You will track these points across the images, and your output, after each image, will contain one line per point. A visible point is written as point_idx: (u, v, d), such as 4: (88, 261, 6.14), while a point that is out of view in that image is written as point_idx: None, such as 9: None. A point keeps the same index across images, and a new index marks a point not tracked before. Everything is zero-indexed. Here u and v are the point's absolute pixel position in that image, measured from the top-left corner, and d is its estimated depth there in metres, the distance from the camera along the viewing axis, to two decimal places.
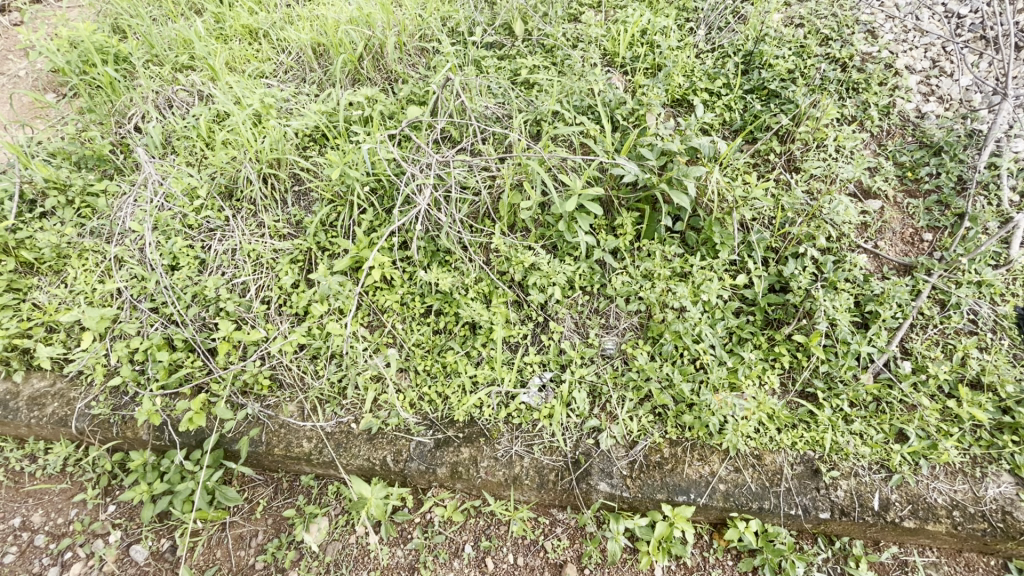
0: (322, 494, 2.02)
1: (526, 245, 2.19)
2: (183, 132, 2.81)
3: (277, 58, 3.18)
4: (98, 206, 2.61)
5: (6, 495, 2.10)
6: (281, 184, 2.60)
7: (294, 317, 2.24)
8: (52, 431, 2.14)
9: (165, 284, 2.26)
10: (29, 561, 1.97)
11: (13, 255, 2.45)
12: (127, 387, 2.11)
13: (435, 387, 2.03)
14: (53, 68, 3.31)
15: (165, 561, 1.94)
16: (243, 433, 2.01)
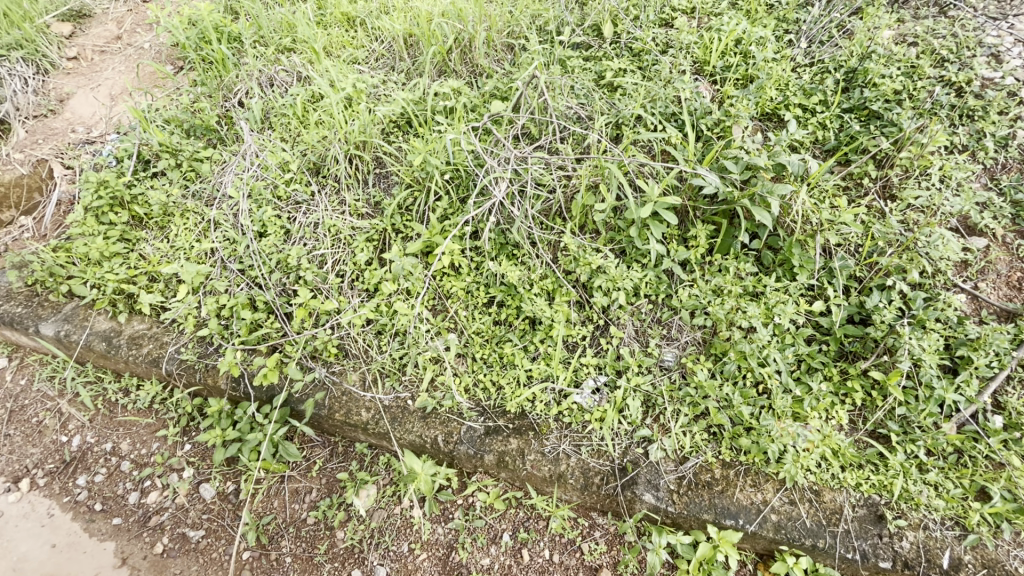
0: (373, 463, 2.11)
1: (595, 247, 2.19)
2: (281, 109, 3.01)
3: (370, 46, 3.34)
4: (201, 171, 2.84)
5: (102, 422, 2.36)
6: (365, 166, 2.74)
7: (364, 292, 2.35)
8: (144, 370, 2.35)
9: (254, 249, 2.43)
10: (115, 484, 2.20)
11: (128, 209, 2.74)
12: (212, 339, 2.29)
13: (490, 375, 2.08)
14: (173, 43, 3.65)
15: (228, 502, 2.10)
16: (308, 395, 2.14)
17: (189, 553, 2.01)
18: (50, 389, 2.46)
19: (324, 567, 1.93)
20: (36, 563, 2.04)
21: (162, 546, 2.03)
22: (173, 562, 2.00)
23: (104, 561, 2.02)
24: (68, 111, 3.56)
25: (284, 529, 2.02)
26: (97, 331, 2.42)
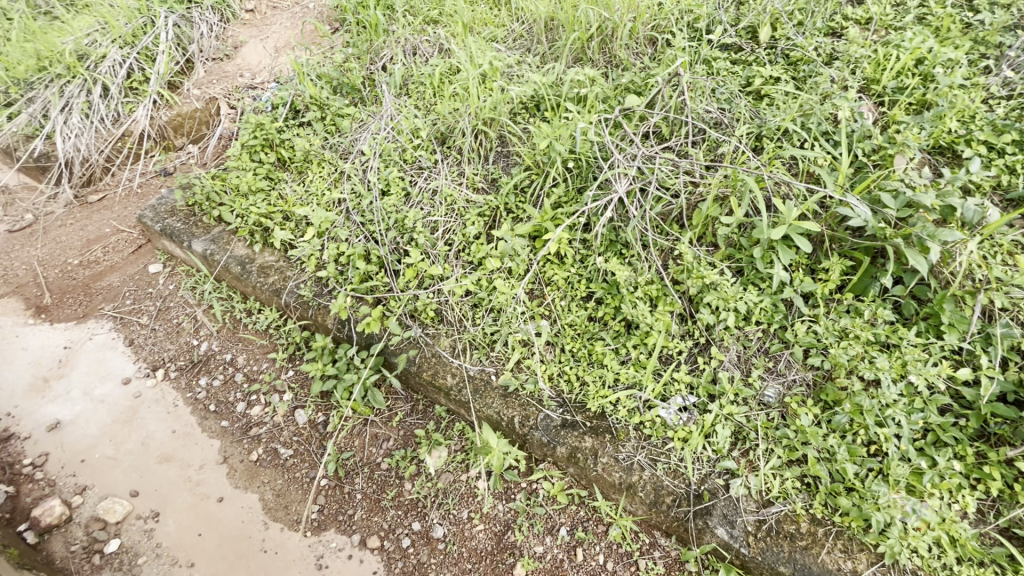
0: (448, 427, 2.20)
1: (710, 261, 2.08)
2: (420, 78, 3.15)
3: (511, 26, 3.38)
4: (341, 127, 3.07)
5: (227, 335, 2.67)
6: (488, 142, 2.80)
7: (467, 263, 2.42)
8: (267, 296, 2.61)
9: (376, 206, 2.59)
10: (228, 391, 2.48)
11: (276, 152, 3.03)
12: (326, 281, 2.49)
13: (577, 369, 2.06)
14: (335, 5, 3.95)
15: (316, 431, 2.29)
16: (402, 350, 2.26)
17: (278, 467, 2.23)
18: (191, 297, 2.82)
19: (389, 512, 2.05)
20: (158, 442, 2.36)
21: (257, 455, 2.27)
22: (263, 472, 2.23)
23: (209, 456, 2.30)
24: (240, 57, 3.99)
25: (359, 468, 2.17)
26: (235, 255, 2.72)
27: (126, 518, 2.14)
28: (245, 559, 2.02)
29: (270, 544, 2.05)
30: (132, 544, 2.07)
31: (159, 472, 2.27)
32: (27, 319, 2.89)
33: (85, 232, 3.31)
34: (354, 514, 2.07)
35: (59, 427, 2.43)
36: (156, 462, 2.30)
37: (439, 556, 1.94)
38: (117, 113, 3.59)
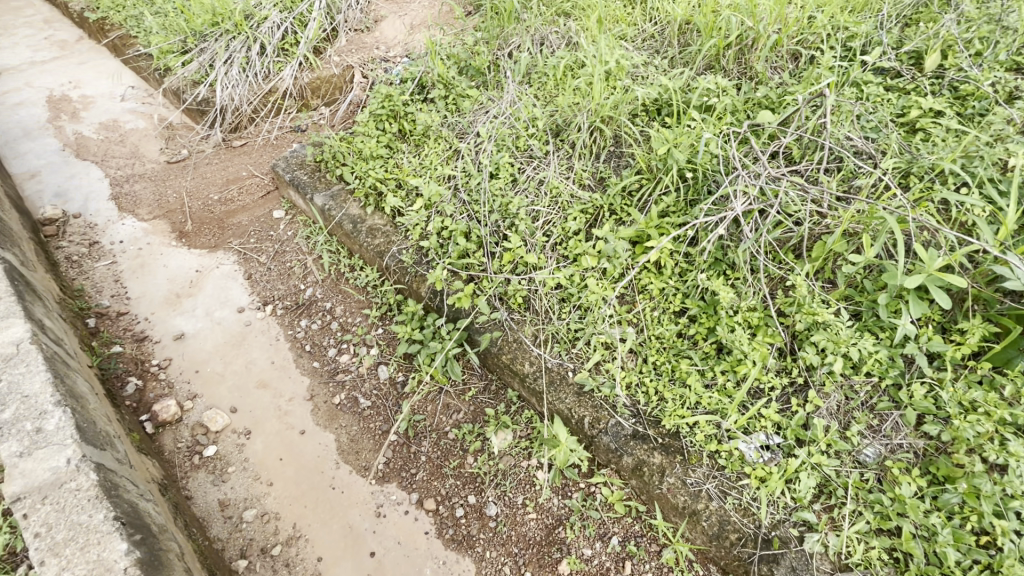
0: (517, 413, 2.24)
1: (825, 299, 1.93)
2: (544, 69, 3.18)
3: (642, 26, 3.31)
4: (462, 107, 3.17)
5: (329, 285, 2.89)
6: (602, 140, 2.77)
7: (562, 257, 2.42)
8: (370, 256, 2.79)
9: (484, 187, 2.66)
10: (324, 336, 2.70)
11: (399, 123, 3.20)
12: (426, 251, 2.61)
13: (657, 383, 2.01)
14: None
15: (394, 389, 2.43)
16: (486, 330, 2.32)
17: (355, 415, 2.40)
18: (305, 246, 3.08)
19: (449, 480, 2.14)
20: (259, 369, 2.62)
21: (339, 400, 2.46)
22: (342, 416, 2.40)
23: (299, 391, 2.52)
24: (379, 31, 4.24)
25: (427, 432, 2.28)
26: (349, 214, 2.93)
27: (224, 429, 2.40)
28: (315, 490, 2.19)
29: (338, 482, 2.21)
30: (225, 453, 2.31)
31: (256, 395, 2.51)
32: (171, 241, 3.30)
33: (227, 173, 3.72)
34: (416, 474, 2.18)
35: (183, 338, 2.76)
36: (254, 386, 2.55)
37: (488, 533, 2.00)
38: (268, 70, 3.96)
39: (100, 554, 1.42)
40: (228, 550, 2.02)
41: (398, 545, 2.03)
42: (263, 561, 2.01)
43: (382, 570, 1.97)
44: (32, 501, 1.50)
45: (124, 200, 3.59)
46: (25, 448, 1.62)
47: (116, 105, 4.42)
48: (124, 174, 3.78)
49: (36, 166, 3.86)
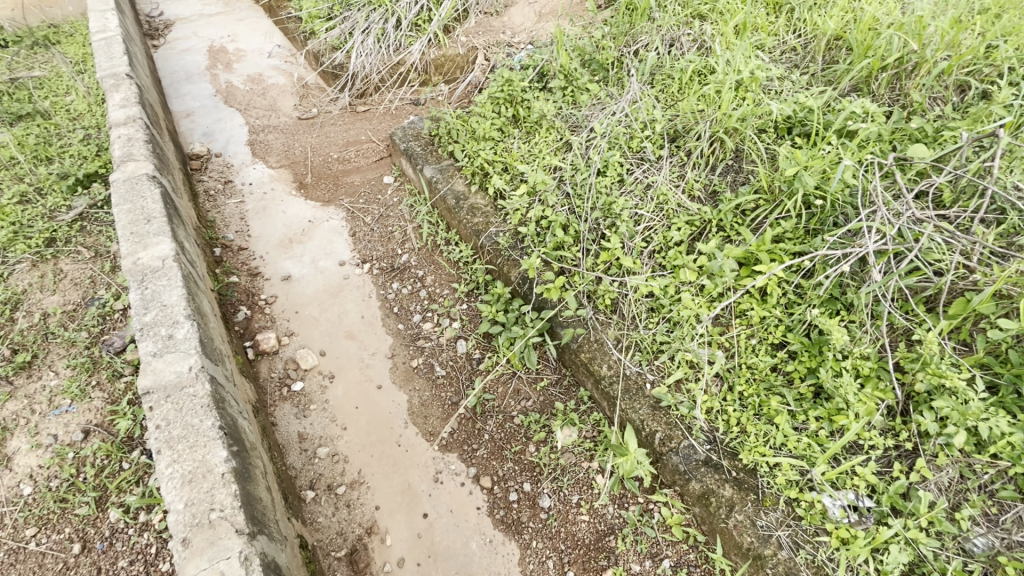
0: (585, 412, 2.22)
1: (957, 362, 1.72)
2: (670, 71, 3.07)
3: (784, 37, 3.08)
4: (579, 100, 3.13)
5: (424, 254, 3.02)
6: (721, 152, 2.62)
7: (659, 266, 2.35)
8: (467, 233, 2.87)
9: (590, 183, 2.63)
10: (412, 301, 2.82)
11: (514, 108, 3.23)
12: (522, 237, 2.64)
13: (741, 415, 1.91)
14: None
15: (469, 364, 2.50)
16: (569, 324, 2.31)
17: (429, 381, 2.50)
18: (407, 214, 3.24)
19: (507, 463, 2.18)
20: (349, 321, 2.79)
21: (416, 364, 2.57)
22: (417, 380, 2.51)
23: (382, 348, 2.66)
24: (507, 16, 4.30)
25: (494, 413, 2.32)
26: (453, 190, 3.02)
27: (312, 369, 2.59)
28: (383, 443, 2.31)
29: (404, 441, 2.32)
30: (310, 391, 2.50)
31: (344, 343, 2.69)
32: (291, 190, 3.59)
33: (348, 135, 3.98)
34: (477, 449, 2.24)
35: (289, 280, 3.00)
36: (343, 335, 2.73)
37: (538, 523, 2.02)
38: (399, 43, 4.16)
39: (204, 456, 1.59)
40: (300, 480, 2.19)
41: (450, 513, 2.09)
42: (329, 496, 2.15)
43: (432, 533, 2.05)
44: (157, 397, 1.71)
45: (258, 147, 3.95)
46: (158, 350, 1.84)
47: (263, 61, 4.85)
48: (261, 124, 4.15)
49: (191, 107, 4.34)
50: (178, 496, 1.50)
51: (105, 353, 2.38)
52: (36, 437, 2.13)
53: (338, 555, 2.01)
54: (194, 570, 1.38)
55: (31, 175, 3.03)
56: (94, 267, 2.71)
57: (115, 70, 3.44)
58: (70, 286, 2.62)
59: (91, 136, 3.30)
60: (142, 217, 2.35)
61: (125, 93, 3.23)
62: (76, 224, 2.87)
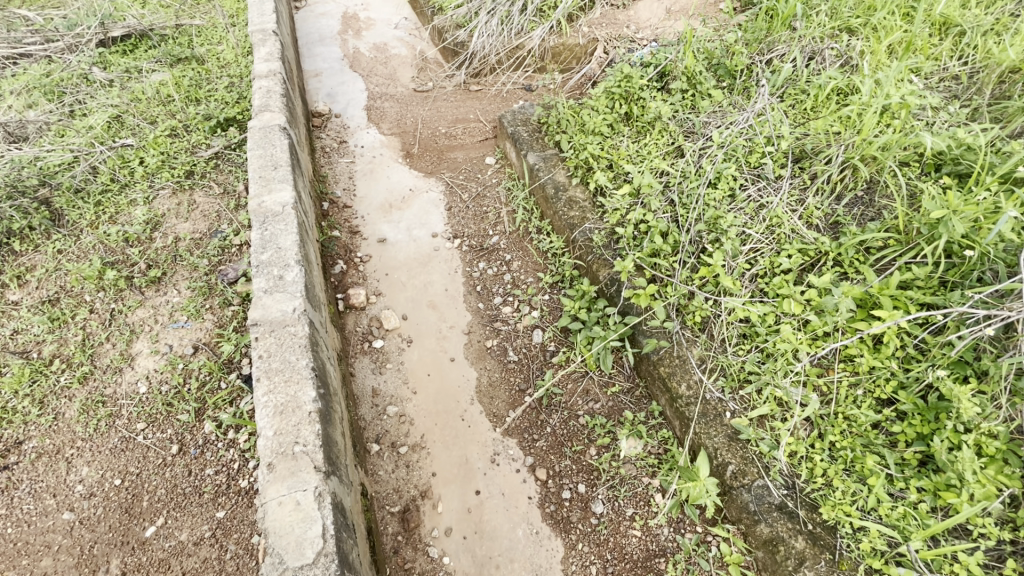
0: (653, 427, 2.15)
1: None
2: (805, 86, 2.82)
3: (947, 63, 2.74)
4: (698, 105, 2.97)
5: (514, 239, 3.05)
6: (852, 181, 2.39)
7: (759, 292, 2.20)
8: (561, 226, 2.85)
9: (699, 193, 2.50)
10: (495, 283, 2.86)
11: (628, 105, 3.12)
12: (617, 238, 2.58)
13: (829, 467, 1.76)
14: None
15: (542, 355, 2.51)
16: (653, 335, 2.25)
17: (500, 364, 2.53)
18: (504, 197, 3.28)
19: (565, 460, 2.17)
20: (433, 291, 2.88)
21: (491, 345, 2.61)
22: (489, 360, 2.56)
23: (460, 323, 2.73)
24: (633, 10, 4.15)
25: (560, 408, 2.31)
26: (554, 180, 3.01)
27: (393, 330, 2.71)
28: (448, 414, 2.38)
29: (468, 416, 2.37)
30: (389, 351, 2.62)
31: (425, 312, 2.78)
32: (398, 157, 3.75)
33: (458, 112, 4.08)
34: (537, 440, 2.25)
35: (384, 243, 3.14)
36: (426, 304, 2.82)
37: (587, 527, 2.00)
38: (522, 27, 4.17)
39: (296, 392, 1.71)
40: (368, 431, 2.31)
41: (502, 496, 2.13)
42: (391, 453, 2.25)
43: (482, 511, 2.09)
44: (263, 330, 1.87)
45: (374, 113, 4.14)
46: (269, 287, 2.01)
47: (389, 32, 5.07)
48: (379, 91, 4.35)
49: (320, 68, 4.64)
50: (269, 424, 1.63)
51: (220, 282, 2.62)
52: (156, 345, 2.40)
53: (392, 510, 2.10)
54: (275, 494, 1.49)
55: (182, 113, 3.38)
56: (221, 202, 2.98)
57: (264, 26, 3.73)
58: (200, 217, 2.91)
59: (234, 84, 3.60)
60: (270, 164, 2.55)
61: (269, 48, 3.50)
62: (211, 162, 3.16)
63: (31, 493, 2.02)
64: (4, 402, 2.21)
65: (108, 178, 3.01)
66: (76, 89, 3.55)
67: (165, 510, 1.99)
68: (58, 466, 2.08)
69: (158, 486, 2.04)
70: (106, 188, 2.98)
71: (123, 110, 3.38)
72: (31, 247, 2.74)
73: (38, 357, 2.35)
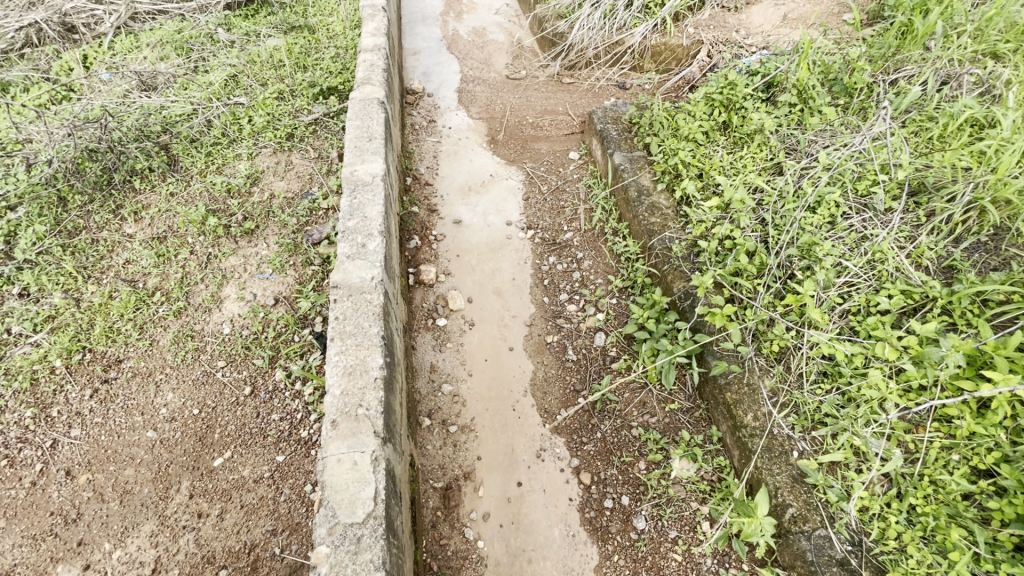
0: (710, 452, 2.08)
1: None
2: (935, 113, 2.54)
3: None
4: (806, 122, 2.74)
5: (588, 238, 3.01)
6: (977, 224, 2.14)
7: (849, 330, 2.05)
8: (639, 231, 2.77)
9: (795, 216, 2.34)
10: (563, 280, 2.84)
11: (727, 114, 2.96)
12: (698, 251, 2.48)
13: (905, 531, 1.62)
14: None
15: (602, 359, 2.47)
16: (723, 357, 2.15)
17: (558, 361, 2.51)
18: (583, 194, 3.24)
19: (612, 468, 2.14)
20: (501, 278, 2.89)
21: (551, 340, 2.59)
22: (547, 355, 2.54)
23: (523, 313, 2.73)
24: (746, 14, 3.91)
25: (613, 415, 2.27)
26: (638, 183, 2.92)
27: (457, 311, 2.75)
28: (500, 402, 2.39)
29: (519, 407, 2.37)
30: (451, 330, 2.67)
31: (490, 298, 2.80)
32: (483, 142, 3.78)
33: (547, 103, 4.06)
34: (585, 443, 2.22)
35: (459, 224, 3.18)
36: (492, 290, 2.84)
37: (626, 540, 1.97)
38: (624, 23, 4.07)
39: (365, 356, 1.79)
40: (422, 405, 2.37)
41: (543, 492, 2.12)
42: (441, 430, 2.30)
43: (521, 503, 2.10)
44: (342, 293, 1.95)
45: (465, 96, 4.20)
46: (352, 253, 2.09)
47: (489, 17, 5.10)
48: (473, 74, 4.40)
49: (419, 47, 4.75)
50: (337, 383, 1.71)
51: (305, 241, 2.77)
52: (243, 292, 2.58)
53: (435, 486, 2.15)
54: (335, 450, 1.57)
55: (290, 78, 3.58)
56: (315, 166, 3.14)
57: (375, 2, 3.86)
58: (294, 178, 3.08)
59: (340, 55, 3.75)
60: (366, 135, 2.65)
61: (377, 23, 3.62)
62: (311, 127, 3.33)
63: (123, 408, 2.24)
64: (111, 322, 2.46)
65: (220, 132, 3.25)
66: (202, 47, 3.85)
67: (233, 444, 2.14)
68: (148, 388, 2.29)
69: (230, 421, 2.20)
70: (217, 141, 3.22)
71: (239, 71, 3.63)
72: (149, 186, 3.01)
73: (143, 287, 2.59)
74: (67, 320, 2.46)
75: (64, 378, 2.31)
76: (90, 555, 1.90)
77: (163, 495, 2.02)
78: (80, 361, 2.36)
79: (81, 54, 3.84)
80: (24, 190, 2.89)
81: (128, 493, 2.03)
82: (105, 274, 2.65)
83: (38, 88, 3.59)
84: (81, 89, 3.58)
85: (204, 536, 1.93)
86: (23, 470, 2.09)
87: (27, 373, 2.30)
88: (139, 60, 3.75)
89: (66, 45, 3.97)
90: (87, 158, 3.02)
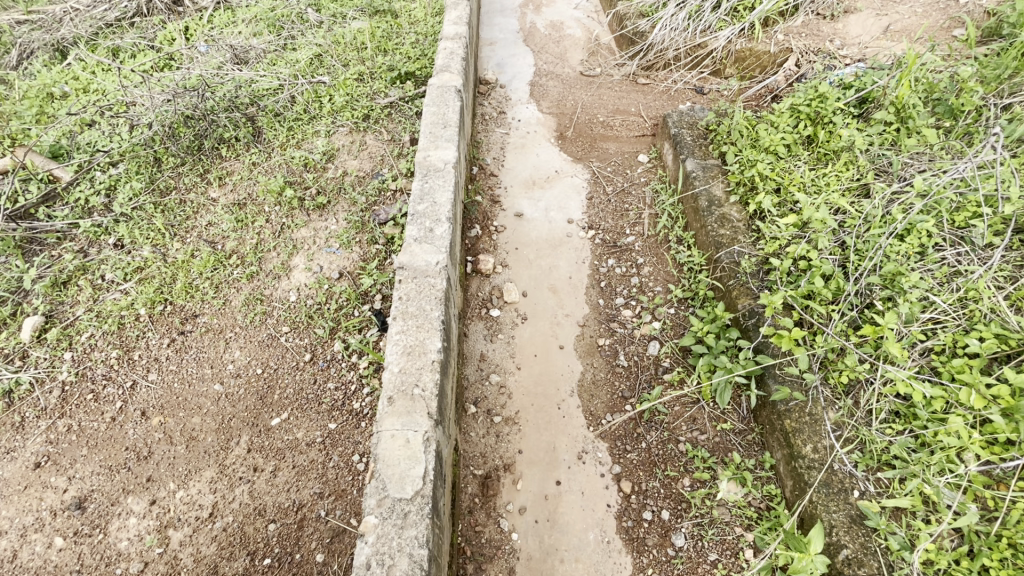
0: (760, 478, 2.02)
1: None
2: None
3: None
4: (901, 142, 2.54)
5: (651, 244, 2.95)
6: None
7: (929, 371, 1.91)
8: (706, 242, 2.69)
9: (881, 242, 2.19)
10: (621, 284, 2.80)
11: (813, 127, 2.80)
12: (769, 269, 2.39)
13: None
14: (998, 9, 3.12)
15: (654, 368, 2.42)
16: (785, 382, 2.07)
17: (608, 365, 2.48)
18: (649, 199, 3.18)
19: (655, 480, 2.11)
20: (558, 275, 2.87)
21: (603, 344, 2.56)
22: (597, 358, 2.51)
23: (577, 313, 2.70)
24: (842, 23, 3.69)
25: (660, 427, 2.23)
26: (710, 192, 2.81)
27: (511, 303, 2.76)
28: (545, 399, 2.39)
29: (564, 407, 2.36)
30: (503, 322, 2.68)
31: (545, 294, 2.79)
32: (552, 137, 3.76)
33: (620, 102, 3.98)
34: (629, 452, 2.19)
35: (521, 217, 3.18)
36: (547, 287, 2.83)
37: (662, 555, 1.94)
38: (709, 25, 3.93)
39: (424, 338, 1.83)
40: (469, 392, 2.40)
41: (581, 494, 2.11)
42: (484, 419, 2.33)
43: (558, 502, 2.10)
44: (407, 275, 2.01)
45: (538, 89, 4.18)
46: (419, 237, 2.15)
47: (569, 11, 5.04)
48: (547, 68, 4.38)
49: (495, 38, 4.77)
50: (396, 361, 1.78)
51: (372, 220, 2.86)
52: (310, 263, 2.70)
53: (474, 473, 2.17)
54: (390, 425, 1.64)
55: (370, 60, 3.68)
56: (387, 148, 3.22)
57: None
58: (367, 157, 3.17)
59: (419, 41, 3.81)
60: (441, 122, 2.70)
61: (459, 12, 3.66)
62: (386, 110, 3.41)
63: (195, 359, 2.40)
64: (191, 279, 2.63)
65: (302, 108, 3.39)
66: (292, 25, 4.03)
67: (289, 406, 2.25)
68: (219, 344, 2.44)
69: (290, 385, 2.31)
70: (299, 117, 3.37)
71: (324, 50, 3.77)
72: (234, 155, 3.19)
73: (222, 249, 2.75)
74: (153, 273, 2.65)
75: (146, 326, 2.50)
76: (156, 492, 2.06)
77: (224, 446, 2.16)
78: (161, 312, 2.54)
79: (183, 26, 4.10)
80: (126, 149, 3.13)
81: (193, 440, 2.18)
82: (188, 233, 2.84)
83: (145, 55, 3.87)
84: (182, 58, 3.82)
85: (257, 489, 2.05)
86: (104, 405, 2.28)
87: (115, 317, 2.50)
88: (234, 34, 3.96)
89: (171, 16, 4.25)
90: (182, 123, 3.24)
